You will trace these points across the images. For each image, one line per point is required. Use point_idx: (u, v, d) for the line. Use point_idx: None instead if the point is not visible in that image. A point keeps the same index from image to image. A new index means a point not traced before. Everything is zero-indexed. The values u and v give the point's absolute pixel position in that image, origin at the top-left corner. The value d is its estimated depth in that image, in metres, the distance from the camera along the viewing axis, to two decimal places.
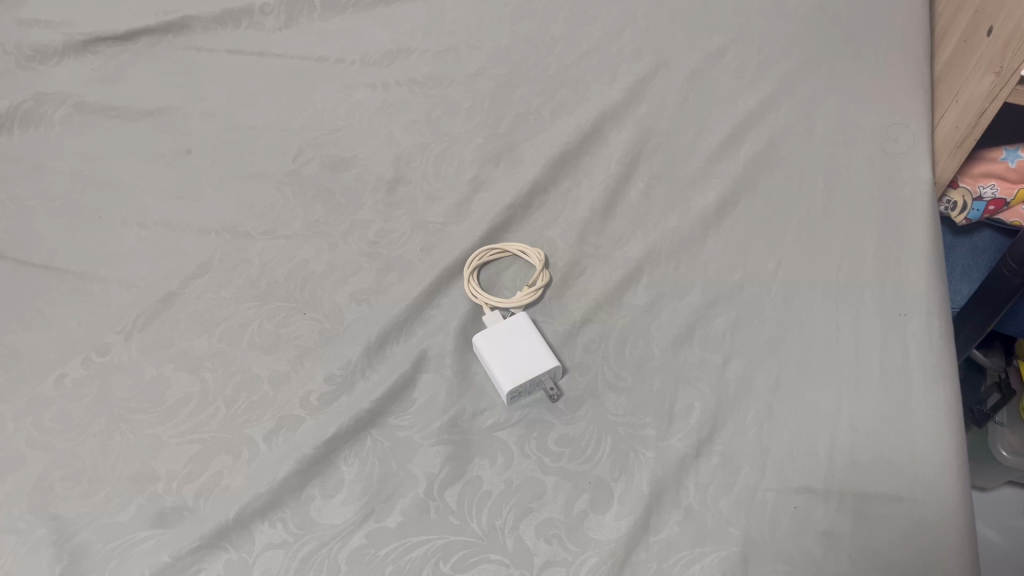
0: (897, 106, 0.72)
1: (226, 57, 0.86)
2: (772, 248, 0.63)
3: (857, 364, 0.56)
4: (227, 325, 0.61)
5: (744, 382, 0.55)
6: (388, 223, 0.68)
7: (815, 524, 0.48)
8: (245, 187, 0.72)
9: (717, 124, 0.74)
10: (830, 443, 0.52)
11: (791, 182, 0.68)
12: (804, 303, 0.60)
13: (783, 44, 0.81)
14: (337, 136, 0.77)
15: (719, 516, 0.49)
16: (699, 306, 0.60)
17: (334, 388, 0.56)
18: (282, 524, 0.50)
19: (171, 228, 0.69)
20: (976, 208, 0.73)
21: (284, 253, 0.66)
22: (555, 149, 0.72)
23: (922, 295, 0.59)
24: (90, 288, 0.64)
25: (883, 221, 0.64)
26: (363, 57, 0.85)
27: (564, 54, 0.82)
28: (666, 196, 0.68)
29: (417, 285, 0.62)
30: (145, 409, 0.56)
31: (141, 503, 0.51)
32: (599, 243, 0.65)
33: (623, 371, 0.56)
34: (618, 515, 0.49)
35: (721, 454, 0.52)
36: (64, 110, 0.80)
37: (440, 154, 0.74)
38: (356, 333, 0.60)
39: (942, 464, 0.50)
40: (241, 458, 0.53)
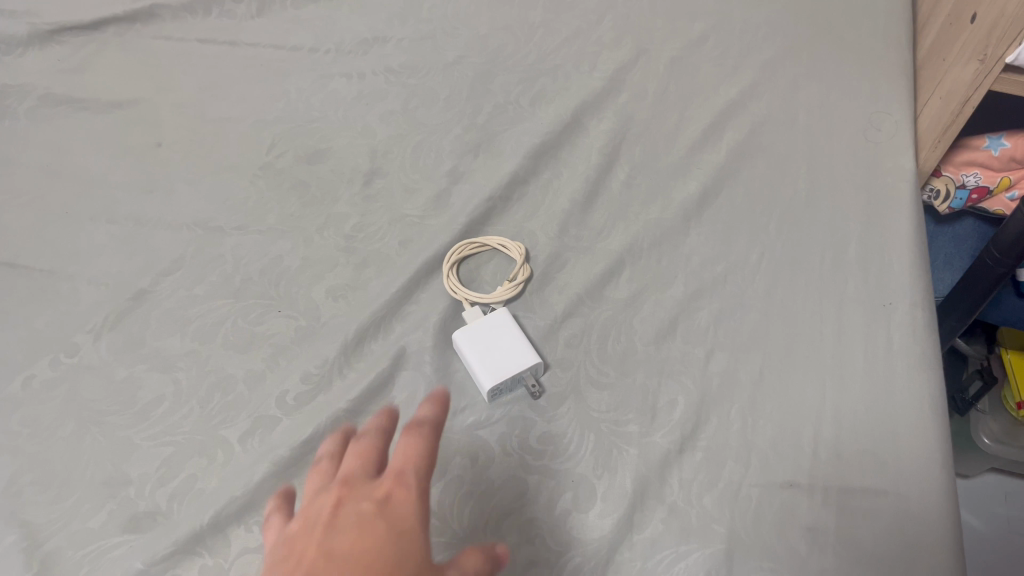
0: (879, 95, 0.71)
1: (197, 46, 0.84)
2: (754, 239, 0.63)
3: (841, 357, 0.55)
4: (201, 323, 0.59)
5: (727, 375, 0.55)
6: (365, 217, 0.67)
7: (800, 519, 0.48)
8: (217, 180, 0.70)
9: (699, 113, 0.72)
10: (814, 437, 0.51)
11: (773, 170, 0.67)
12: (786, 294, 0.59)
13: (765, 31, 0.80)
14: (312, 127, 0.75)
15: (704, 513, 0.48)
16: (682, 298, 0.59)
17: (310, 388, 0.55)
18: (258, 528, 0.49)
19: (142, 224, 0.67)
20: (959, 196, 0.72)
21: (259, 248, 0.65)
22: (535, 139, 0.71)
23: (907, 284, 0.58)
24: (58, 286, 0.62)
25: (867, 210, 0.63)
26: (338, 46, 0.83)
27: (543, 43, 0.81)
28: (649, 187, 0.67)
29: (395, 280, 0.61)
30: (115, 411, 0.54)
31: (112, 509, 0.50)
32: (580, 235, 0.64)
33: (605, 366, 0.56)
34: (601, 513, 0.49)
35: (705, 450, 0.51)
36: (30, 102, 0.78)
37: (418, 145, 0.72)
38: (333, 330, 0.58)
39: (927, 457, 0.50)
40: (217, 460, 0.52)
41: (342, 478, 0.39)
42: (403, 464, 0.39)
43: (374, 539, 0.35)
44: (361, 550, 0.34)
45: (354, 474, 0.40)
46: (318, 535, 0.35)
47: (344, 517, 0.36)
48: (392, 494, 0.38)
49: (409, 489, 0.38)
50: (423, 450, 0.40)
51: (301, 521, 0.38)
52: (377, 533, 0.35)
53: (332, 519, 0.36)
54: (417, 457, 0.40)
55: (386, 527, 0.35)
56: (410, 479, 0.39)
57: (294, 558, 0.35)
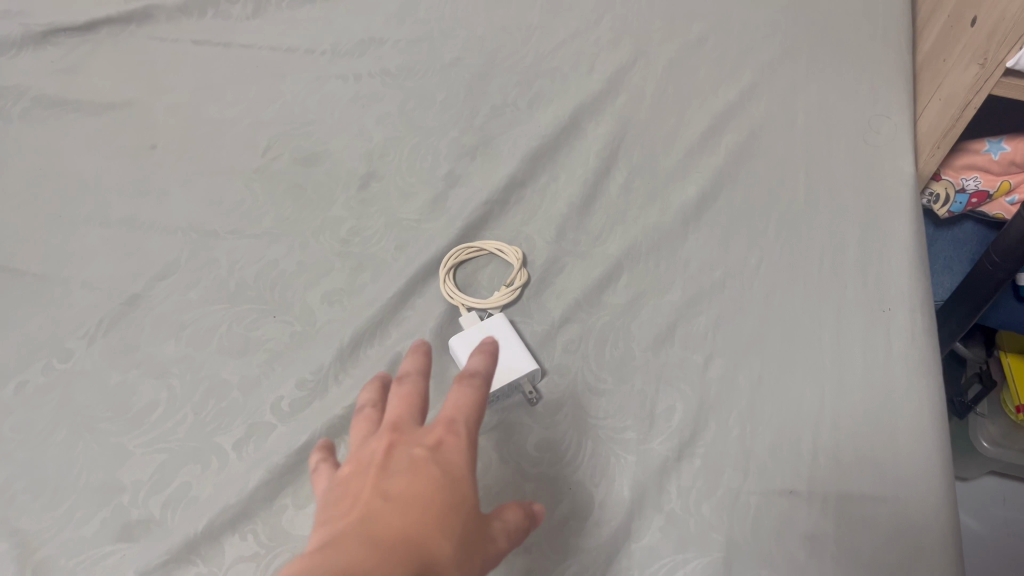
0: (878, 98, 0.71)
1: (191, 47, 0.84)
2: (753, 243, 0.62)
3: (841, 363, 0.55)
4: (195, 328, 0.59)
5: (726, 381, 0.54)
6: (361, 220, 0.66)
7: (799, 526, 0.48)
8: (212, 182, 0.70)
9: (697, 115, 0.72)
10: (813, 444, 0.51)
11: (772, 174, 0.67)
12: (785, 299, 0.58)
13: (763, 33, 0.79)
14: (308, 130, 0.74)
15: (701, 521, 0.48)
16: (680, 303, 0.59)
17: (305, 394, 0.55)
18: (252, 536, 0.49)
19: (135, 227, 0.66)
20: (959, 200, 0.71)
21: (254, 252, 0.64)
22: (532, 142, 0.70)
23: (907, 288, 0.58)
24: (51, 291, 0.62)
25: (866, 214, 0.63)
26: (334, 47, 0.82)
27: (540, 44, 0.80)
28: (647, 190, 0.67)
29: (390, 284, 0.61)
30: (108, 417, 0.54)
31: (106, 516, 0.49)
32: (578, 239, 0.64)
33: (603, 372, 0.55)
34: (599, 521, 0.49)
35: (703, 457, 0.51)
36: (22, 104, 0.78)
37: (414, 148, 0.72)
38: (329, 335, 0.58)
39: (926, 464, 0.49)
40: (211, 467, 0.51)
41: (391, 422, 0.37)
42: (455, 409, 0.38)
43: (430, 480, 0.33)
44: (418, 494, 0.32)
45: (401, 415, 0.38)
46: (372, 476, 0.33)
47: (396, 460, 0.34)
48: (445, 438, 0.36)
49: (461, 435, 0.36)
50: (475, 394, 0.39)
51: (350, 468, 0.35)
52: (433, 473, 0.33)
53: (385, 460, 0.34)
54: (468, 402, 0.38)
55: (441, 468, 0.34)
56: (461, 427, 0.37)
57: (347, 503, 0.32)
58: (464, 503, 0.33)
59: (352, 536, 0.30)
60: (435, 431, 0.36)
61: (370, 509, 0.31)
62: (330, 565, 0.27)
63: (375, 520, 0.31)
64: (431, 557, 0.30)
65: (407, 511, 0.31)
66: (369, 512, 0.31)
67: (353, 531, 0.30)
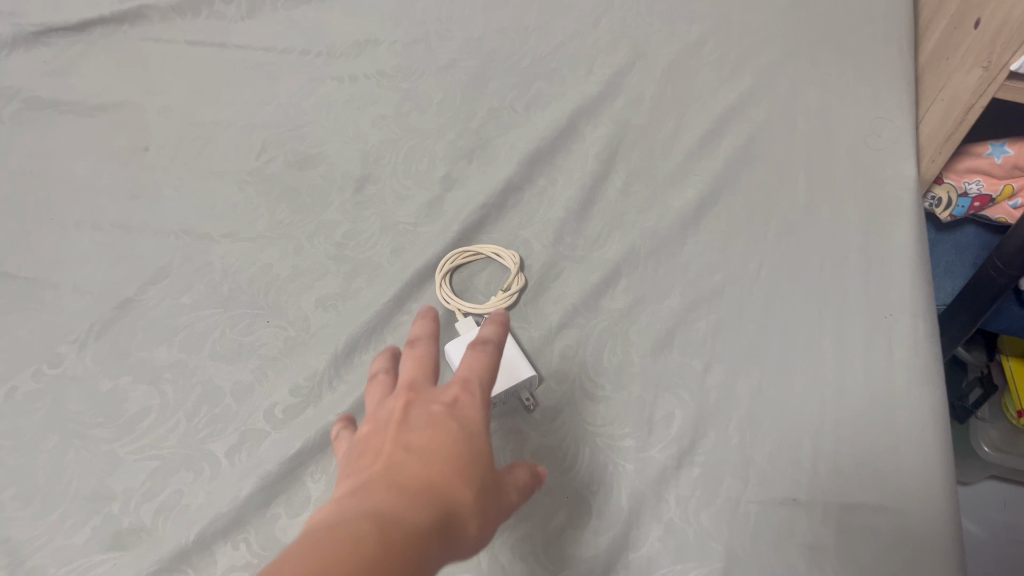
0: (880, 101, 0.70)
1: (185, 48, 0.83)
2: (753, 248, 0.61)
3: (842, 370, 0.54)
4: (188, 333, 0.58)
5: (725, 389, 0.53)
6: (356, 224, 0.66)
7: (800, 536, 0.47)
8: (206, 185, 0.69)
9: (697, 118, 0.71)
10: (813, 452, 0.50)
11: (773, 178, 0.66)
12: (786, 304, 0.58)
13: (764, 35, 0.79)
14: (303, 132, 0.74)
15: (701, 531, 0.47)
16: (679, 309, 0.58)
17: (299, 400, 0.54)
18: (245, 545, 0.48)
19: (128, 231, 0.66)
20: (961, 204, 0.71)
21: (248, 256, 0.63)
22: (529, 146, 0.70)
23: (909, 293, 0.57)
24: (42, 295, 0.61)
25: (868, 218, 0.62)
26: (330, 48, 0.82)
27: (538, 46, 0.79)
28: (646, 194, 0.66)
29: (386, 289, 0.60)
30: (99, 424, 0.53)
31: (96, 525, 0.48)
32: (576, 243, 0.63)
33: (600, 379, 0.55)
34: (596, 530, 0.48)
35: (702, 466, 0.50)
36: (14, 105, 0.77)
37: (410, 150, 0.71)
38: (323, 340, 0.57)
39: (929, 473, 0.48)
40: (203, 475, 0.51)
41: (407, 384, 0.39)
42: (468, 372, 0.40)
43: (450, 433, 0.35)
44: (439, 445, 0.34)
45: (416, 378, 0.40)
46: (393, 431, 0.35)
47: (415, 417, 0.36)
48: (460, 397, 0.38)
49: (476, 395, 0.38)
50: (486, 359, 0.41)
51: (369, 426, 0.37)
52: (451, 427, 0.35)
53: (404, 418, 0.36)
54: (480, 366, 0.40)
55: (458, 423, 0.36)
56: (475, 387, 0.39)
57: (371, 455, 0.34)
58: (481, 454, 0.35)
59: (380, 482, 0.31)
60: (450, 391, 0.38)
61: (395, 458, 0.33)
62: (364, 505, 0.29)
63: (400, 469, 0.32)
64: (455, 501, 0.32)
65: (430, 461, 0.33)
66: (393, 462, 0.33)
67: (381, 477, 0.32)
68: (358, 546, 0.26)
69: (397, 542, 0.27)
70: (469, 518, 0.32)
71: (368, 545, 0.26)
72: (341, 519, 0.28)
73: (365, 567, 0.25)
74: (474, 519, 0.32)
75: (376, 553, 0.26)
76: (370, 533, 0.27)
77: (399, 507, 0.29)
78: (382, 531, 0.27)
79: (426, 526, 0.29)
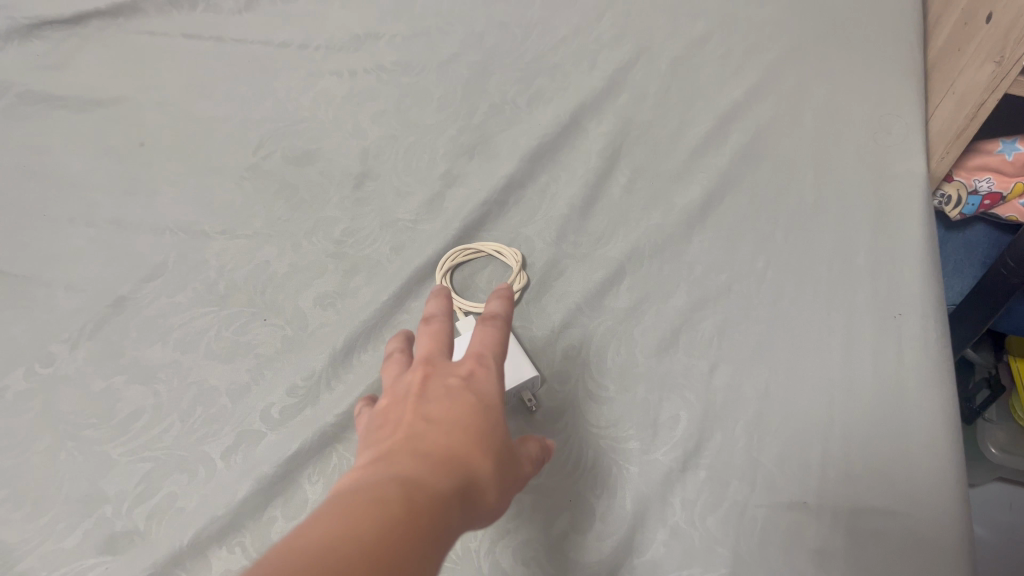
0: (889, 97, 0.69)
1: (182, 42, 0.82)
2: (760, 246, 0.60)
3: (851, 370, 0.53)
4: (184, 331, 0.57)
5: (732, 390, 0.52)
6: (355, 221, 0.64)
7: (808, 541, 0.46)
8: (202, 181, 0.68)
9: (702, 114, 0.70)
10: (822, 455, 0.49)
11: (779, 175, 0.65)
12: (793, 304, 0.57)
13: (769, 30, 0.77)
14: (302, 128, 0.72)
15: (706, 535, 0.46)
16: (684, 308, 0.57)
17: (297, 401, 0.53)
18: (240, 549, 0.47)
19: (123, 227, 0.64)
20: (971, 202, 0.69)
21: (244, 253, 0.62)
22: (531, 142, 0.68)
23: (918, 293, 0.56)
24: (35, 293, 0.60)
25: (876, 216, 0.61)
26: (328, 43, 0.80)
27: (540, 41, 0.78)
28: (650, 191, 0.65)
29: (385, 287, 0.59)
30: (92, 425, 0.52)
31: (88, 528, 0.47)
32: (579, 241, 0.62)
33: (604, 380, 0.53)
34: (600, 535, 0.47)
35: (708, 469, 0.49)
36: (8, 100, 0.76)
37: (410, 147, 0.70)
38: (321, 340, 0.56)
39: (941, 477, 0.47)
40: (198, 477, 0.49)
41: (422, 358, 0.39)
42: (481, 347, 0.40)
43: (467, 405, 0.35)
44: (457, 417, 0.34)
45: (432, 352, 0.39)
46: (411, 403, 0.35)
47: (432, 389, 0.36)
48: (475, 371, 0.38)
49: (491, 368, 0.38)
50: (498, 335, 0.41)
51: (387, 400, 0.37)
52: (469, 399, 0.35)
53: (422, 390, 0.36)
54: (492, 342, 0.40)
55: (474, 395, 0.36)
56: (489, 361, 0.39)
57: (390, 426, 0.34)
58: (497, 426, 0.35)
59: (402, 451, 0.31)
60: (465, 365, 0.38)
61: (415, 428, 0.33)
62: (388, 471, 0.29)
63: (421, 439, 0.32)
64: (475, 468, 0.32)
65: (450, 432, 0.33)
66: (414, 432, 0.33)
67: (403, 446, 0.32)
68: (387, 507, 0.26)
69: (423, 506, 0.27)
70: (488, 486, 0.32)
71: (396, 507, 0.26)
72: (368, 484, 0.28)
73: (395, 527, 0.25)
74: (493, 487, 0.32)
75: (404, 515, 0.26)
76: (397, 496, 0.27)
77: (423, 474, 0.29)
78: (408, 495, 0.27)
79: (449, 493, 0.29)
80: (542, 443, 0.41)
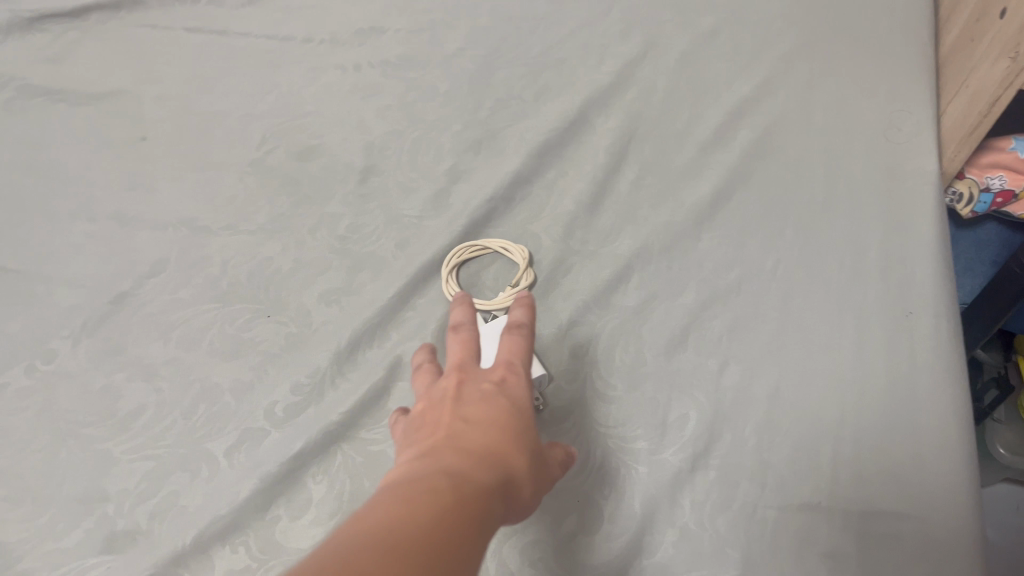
0: (900, 93, 0.68)
1: (184, 35, 0.81)
2: (770, 244, 0.60)
3: (863, 369, 0.52)
4: (186, 328, 0.56)
5: (742, 390, 0.52)
6: (359, 217, 0.64)
7: (819, 544, 0.45)
8: (204, 177, 0.67)
9: (710, 110, 0.69)
10: (834, 456, 0.48)
11: (789, 172, 0.64)
12: (804, 302, 0.56)
13: (779, 25, 0.77)
14: (305, 122, 0.72)
15: (716, 537, 0.46)
16: (693, 306, 0.56)
17: (301, 399, 0.52)
18: (243, 549, 0.46)
19: (124, 223, 0.64)
20: (983, 200, 0.69)
21: (247, 250, 0.61)
22: (538, 137, 0.68)
23: (931, 292, 0.55)
24: (35, 288, 0.59)
25: (887, 214, 0.60)
26: (332, 37, 0.80)
27: (547, 35, 0.77)
28: (658, 187, 0.64)
29: (390, 284, 0.58)
30: (92, 423, 0.51)
31: (89, 527, 0.47)
32: (586, 238, 0.61)
33: (612, 379, 0.53)
34: (608, 536, 0.46)
35: (717, 469, 0.48)
36: (7, 93, 0.75)
37: (415, 142, 0.69)
38: (325, 337, 0.55)
39: (953, 479, 0.46)
40: (200, 476, 0.49)
41: (455, 364, 0.41)
42: (509, 355, 0.42)
43: (501, 407, 0.36)
44: (494, 416, 0.35)
45: (464, 359, 0.41)
46: (448, 404, 0.36)
47: (468, 392, 0.37)
48: (506, 377, 0.39)
49: (521, 375, 0.40)
50: (524, 343, 0.43)
51: (423, 403, 0.38)
52: (503, 402, 0.37)
53: (459, 393, 0.37)
54: (519, 350, 0.43)
55: (507, 398, 0.37)
56: (518, 369, 0.41)
57: (429, 427, 0.35)
58: (528, 429, 0.36)
59: (445, 446, 0.32)
60: (496, 372, 0.40)
61: (454, 425, 0.34)
62: (434, 465, 0.30)
63: (462, 435, 0.33)
64: (511, 466, 0.33)
65: (489, 430, 0.34)
66: (455, 430, 0.34)
67: (443, 441, 0.33)
68: (438, 496, 0.27)
69: (472, 496, 0.28)
70: (523, 483, 0.33)
71: (447, 496, 0.27)
72: (416, 476, 0.29)
73: (448, 514, 0.26)
74: (527, 485, 0.33)
75: (457, 503, 0.27)
76: (447, 487, 0.28)
77: (467, 467, 0.30)
78: (458, 485, 0.29)
79: (492, 485, 0.30)
80: (566, 449, 0.42)
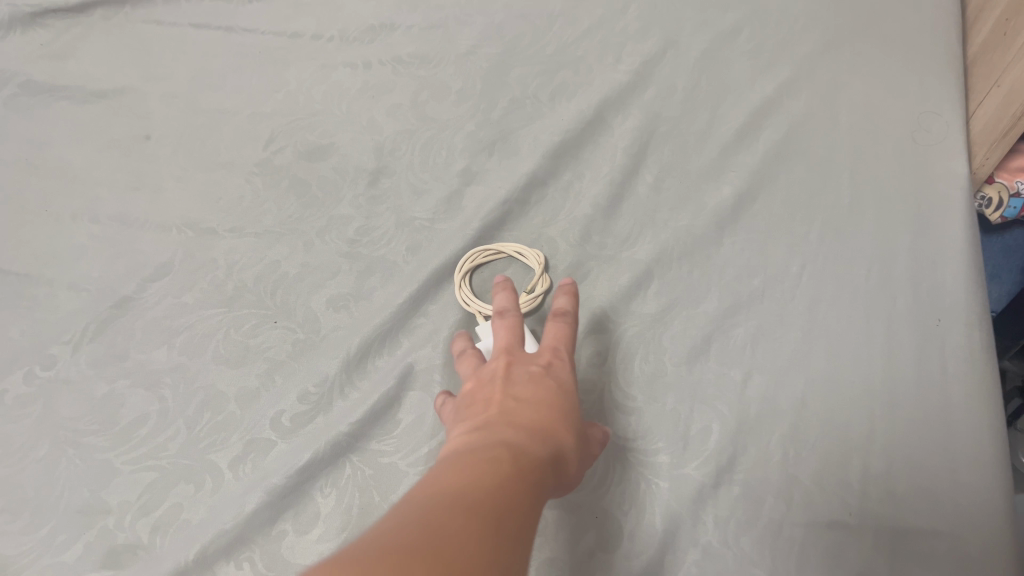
0: (928, 93, 0.66)
1: (191, 32, 0.79)
2: (794, 249, 0.58)
3: (894, 380, 0.50)
4: (190, 334, 0.55)
5: (767, 401, 0.50)
6: (369, 220, 0.62)
7: (849, 563, 0.43)
8: (210, 178, 0.66)
9: (731, 111, 0.67)
10: (863, 471, 0.46)
11: (813, 174, 0.62)
12: (830, 310, 0.54)
13: (801, 24, 0.75)
14: (314, 121, 0.70)
15: (742, 555, 0.44)
16: (715, 314, 0.54)
17: (308, 408, 0.50)
18: (248, 565, 0.44)
19: (127, 225, 0.62)
20: (1013, 205, 0.66)
21: (255, 253, 0.60)
22: (554, 138, 0.66)
23: (962, 299, 0.53)
24: (36, 292, 0.57)
25: (913, 218, 0.58)
26: (342, 34, 0.78)
27: (563, 32, 0.75)
28: (678, 190, 0.62)
29: (402, 289, 0.56)
30: (93, 431, 0.49)
31: (88, 541, 0.45)
32: (604, 243, 0.59)
33: (631, 390, 0.51)
34: (628, 554, 0.44)
35: (742, 485, 0.46)
36: (9, 90, 0.73)
37: (428, 141, 0.67)
38: (334, 344, 0.53)
39: (989, 496, 0.44)
40: (204, 488, 0.47)
41: (501, 347, 0.44)
42: (555, 341, 0.45)
43: (549, 388, 0.40)
44: (543, 396, 0.39)
45: (510, 342, 0.45)
46: (499, 383, 0.40)
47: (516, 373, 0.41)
48: (551, 361, 0.43)
49: (565, 359, 0.43)
50: (567, 329, 0.46)
51: (472, 384, 0.42)
52: (550, 384, 0.40)
53: (508, 373, 0.41)
54: (563, 336, 0.45)
55: (553, 380, 0.41)
56: (562, 354, 0.44)
57: (481, 403, 0.39)
58: (573, 409, 0.40)
59: (501, 421, 0.36)
60: (542, 356, 0.43)
61: (506, 404, 0.37)
62: (493, 438, 0.34)
63: (516, 412, 0.37)
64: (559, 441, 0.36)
65: (539, 408, 0.37)
66: (508, 407, 0.37)
67: (497, 418, 0.36)
68: (503, 463, 0.30)
69: (530, 465, 0.32)
70: (571, 458, 0.36)
71: (510, 465, 0.30)
72: (479, 447, 0.32)
73: (514, 478, 0.29)
74: (575, 459, 0.37)
75: (520, 470, 0.30)
76: (508, 458, 0.31)
77: (524, 440, 0.34)
78: (517, 456, 0.32)
79: (547, 457, 0.34)
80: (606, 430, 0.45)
